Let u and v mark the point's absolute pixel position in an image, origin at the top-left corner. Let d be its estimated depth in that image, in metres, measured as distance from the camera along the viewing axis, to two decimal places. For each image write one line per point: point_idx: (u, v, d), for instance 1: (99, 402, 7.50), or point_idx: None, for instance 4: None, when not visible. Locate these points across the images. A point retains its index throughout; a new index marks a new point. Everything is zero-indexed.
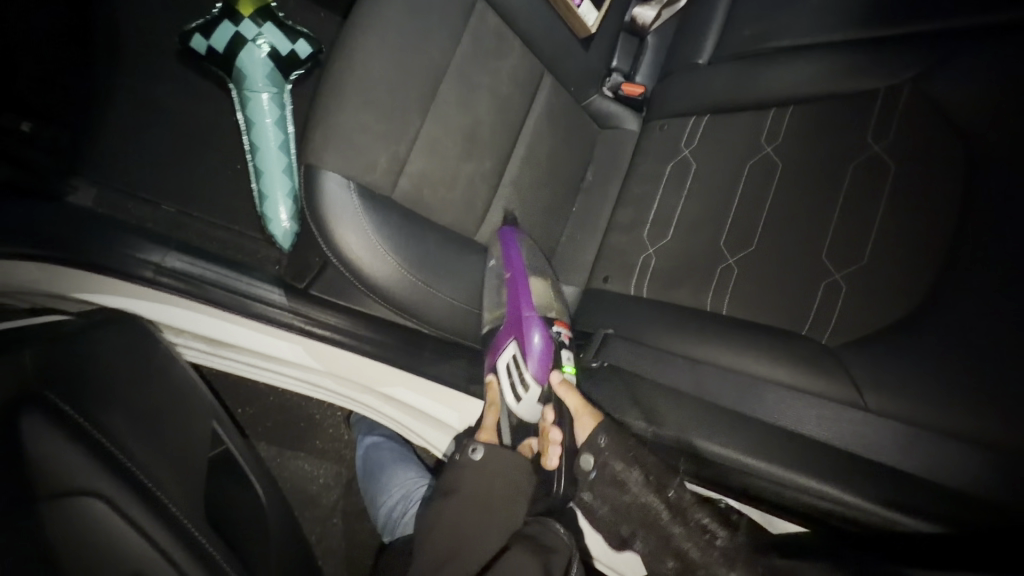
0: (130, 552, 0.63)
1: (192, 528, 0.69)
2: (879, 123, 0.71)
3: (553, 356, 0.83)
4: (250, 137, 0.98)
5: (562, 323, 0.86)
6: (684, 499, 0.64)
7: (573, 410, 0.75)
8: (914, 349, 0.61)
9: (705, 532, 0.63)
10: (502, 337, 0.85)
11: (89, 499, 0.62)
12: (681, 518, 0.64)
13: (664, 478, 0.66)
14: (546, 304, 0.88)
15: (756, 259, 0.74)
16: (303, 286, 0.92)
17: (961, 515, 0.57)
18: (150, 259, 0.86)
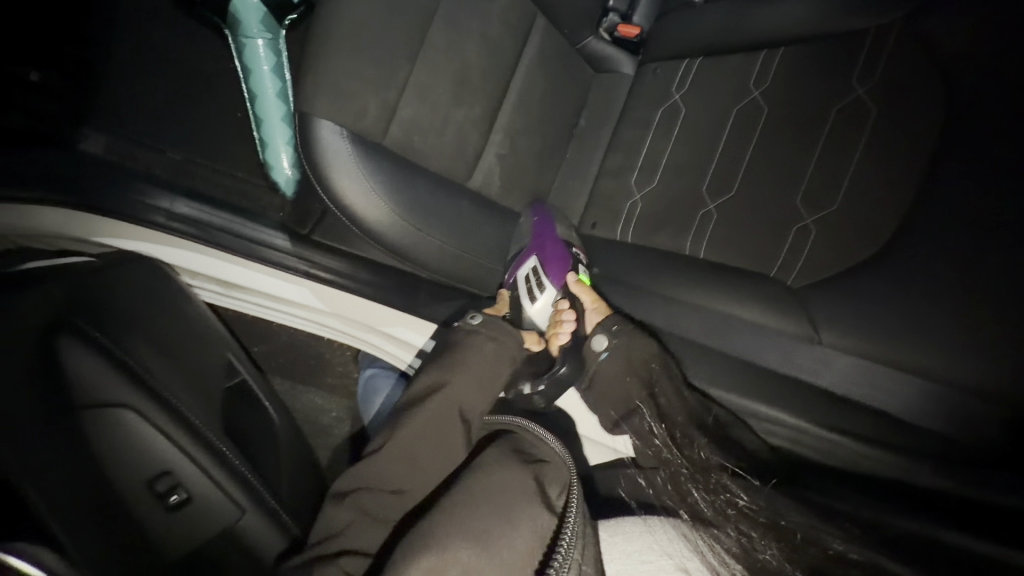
0: (161, 456, 0.73)
1: (212, 438, 0.77)
2: (864, 65, 0.70)
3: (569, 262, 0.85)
4: (248, 84, 1.00)
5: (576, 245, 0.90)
6: (705, 459, 0.57)
7: (591, 304, 0.78)
8: (874, 288, 0.64)
9: (725, 491, 0.52)
10: (523, 256, 0.86)
11: (117, 408, 0.71)
12: (700, 477, 0.55)
13: (686, 436, 0.61)
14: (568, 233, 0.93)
15: (733, 204, 0.77)
16: (304, 232, 0.99)
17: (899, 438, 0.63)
18: (159, 206, 0.92)
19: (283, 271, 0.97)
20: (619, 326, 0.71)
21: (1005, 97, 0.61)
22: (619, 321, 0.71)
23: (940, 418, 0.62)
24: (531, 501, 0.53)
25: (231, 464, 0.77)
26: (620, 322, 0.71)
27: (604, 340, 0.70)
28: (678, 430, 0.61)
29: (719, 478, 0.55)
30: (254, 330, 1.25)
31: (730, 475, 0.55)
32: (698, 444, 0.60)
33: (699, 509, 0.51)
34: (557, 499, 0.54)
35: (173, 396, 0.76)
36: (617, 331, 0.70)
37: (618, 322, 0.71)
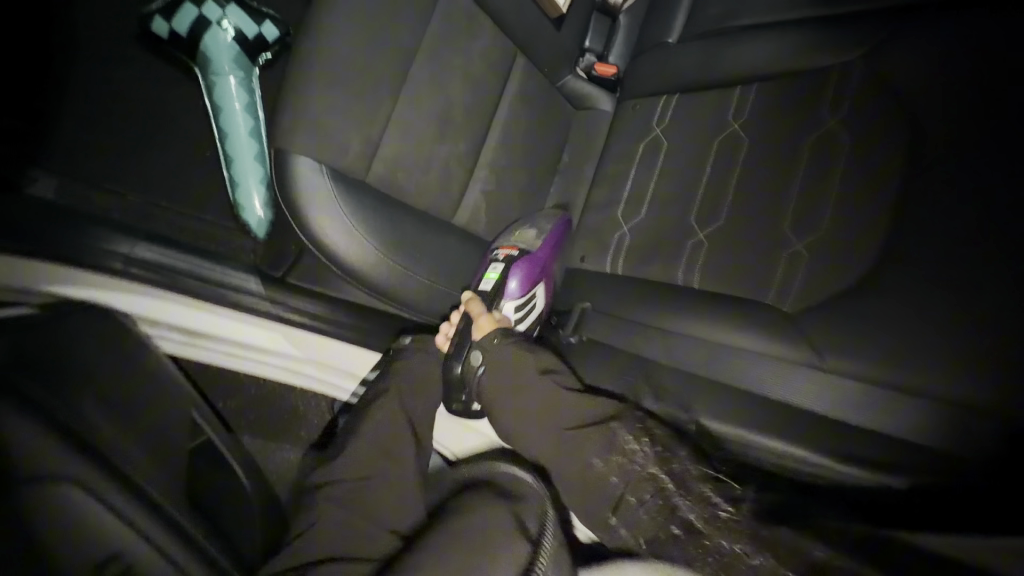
0: (130, 558, 0.58)
1: (183, 521, 0.64)
2: (843, 95, 0.73)
3: (485, 267, 0.85)
4: (218, 122, 0.96)
5: (508, 245, 0.87)
6: (689, 471, 0.53)
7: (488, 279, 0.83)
8: (878, 315, 0.63)
9: (708, 504, 0.50)
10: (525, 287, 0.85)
11: (88, 502, 0.57)
12: (685, 491, 0.52)
13: (668, 450, 0.56)
14: (521, 238, 0.89)
15: (726, 232, 0.76)
16: (277, 275, 0.92)
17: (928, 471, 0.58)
18: (117, 252, 0.86)
19: (254, 315, 0.91)
20: (496, 342, 0.69)
21: (989, 119, 0.61)
22: (500, 333, 0.71)
23: None
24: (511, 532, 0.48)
25: (205, 551, 0.64)
26: (504, 335, 0.71)
27: (479, 356, 0.69)
28: (660, 445, 0.56)
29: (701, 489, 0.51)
30: (219, 381, 1.16)
31: (715, 487, 0.52)
32: (679, 455, 0.55)
33: (687, 521, 0.49)
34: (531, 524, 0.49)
35: (136, 476, 0.63)
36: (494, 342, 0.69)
37: (499, 336, 0.70)
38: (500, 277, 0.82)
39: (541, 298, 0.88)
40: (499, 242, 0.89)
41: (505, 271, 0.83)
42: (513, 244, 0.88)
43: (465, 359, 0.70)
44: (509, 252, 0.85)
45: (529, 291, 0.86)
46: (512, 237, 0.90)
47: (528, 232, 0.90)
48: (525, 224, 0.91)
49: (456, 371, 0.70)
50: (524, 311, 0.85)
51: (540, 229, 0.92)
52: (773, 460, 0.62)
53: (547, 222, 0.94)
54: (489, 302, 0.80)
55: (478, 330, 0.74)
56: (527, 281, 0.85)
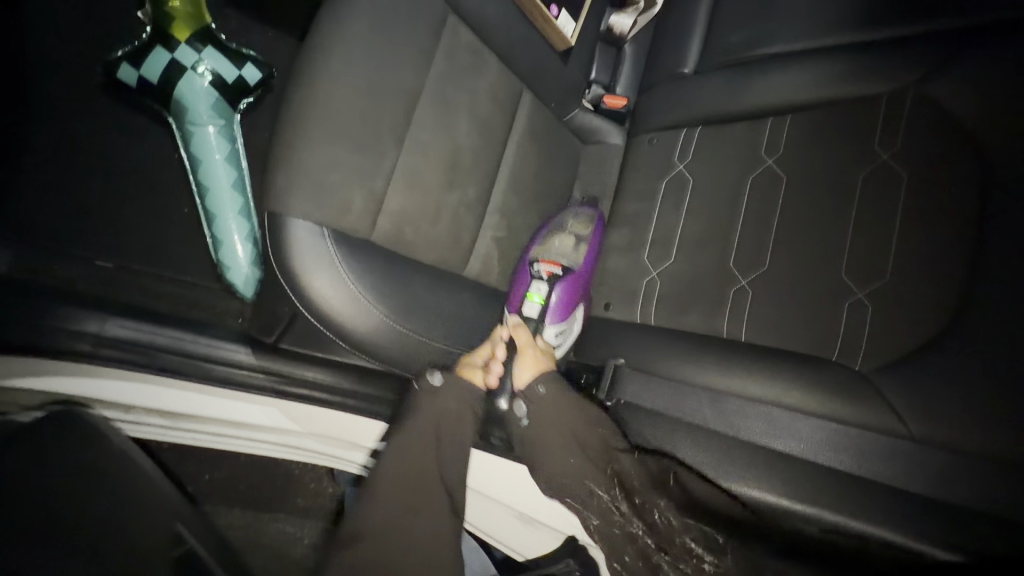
0: None
1: None
2: (885, 129, 0.68)
3: (526, 283, 0.81)
4: (197, 176, 0.87)
5: (551, 259, 0.82)
6: (669, 522, 0.60)
7: (519, 360, 0.74)
8: (951, 370, 0.58)
9: (693, 557, 0.58)
10: (561, 312, 0.80)
11: None
12: (666, 548, 0.59)
13: (646, 498, 0.61)
14: (561, 253, 0.84)
15: (770, 277, 0.70)
16: (272, 342, 0.82)
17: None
18: (84, 331, 0.73)
19: (250, 391, 0.80)
20: (543, 394, 0.70)
21: None
22: (544, 382, 0.71)
23: None
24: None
25: None
26: (548, 382, 0.71)
27: (524, 408, 0.71)
28: (637, 495, 0.61)
29: (684, 541, 0.59)
30: (204, 454, 1.04)
31: (696, 539, 0.59)
32: (659, 505, 0.60)
33: None
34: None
35: None
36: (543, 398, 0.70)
37: (545, 385, 0.71)
38: (545, 299, 0.79)
39: (580, 320, 0.84)
40: (538, 249, 0.84)
41: (548, 289, 0.79)
42: (556, 258, 0.83)
43: (512, 404, 0.72)
44: (552, 269, 0.81)
45: (568, 317, 0.82)
46: (551, 242, 0.85)
47: (569, 237, 0.86)
48: (562, 228, 0.87)
49: (501, 404, 0.75)
50: (562, 336, 0.81)
51: (577, 229, 0.88)
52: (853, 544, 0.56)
53: (581, 218, 0.89)
54: (534, 324, 0.78)
55: (523, 364, 0.74)
56: (565, 307, 0.81)
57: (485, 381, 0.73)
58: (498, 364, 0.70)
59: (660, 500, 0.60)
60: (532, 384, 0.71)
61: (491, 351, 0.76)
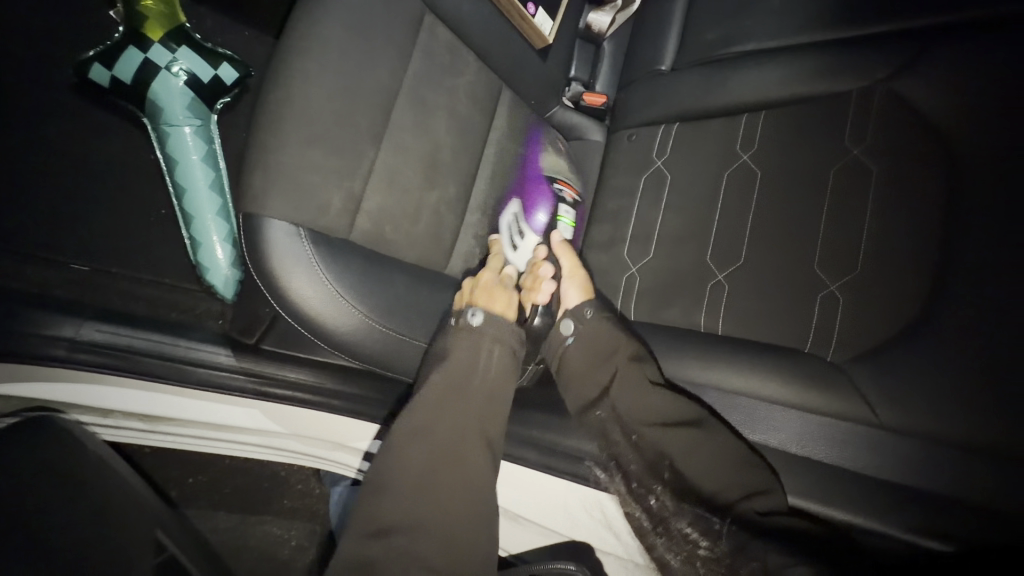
0: None
1: None
2: (856, 124, 0.70)
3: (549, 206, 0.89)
4: (174, 177, 0.86)
5: (567, 181, 0.90)
6: (664, 508, 0.62)
7: (568, 270, 0.76)
8: (919, 359, 0.59)
9: (688, 543, 0.60)
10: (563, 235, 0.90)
11: None
12: (662, 529, 0.62)
13: (643, 484, 0.64)
14: (560, 167, 0.92)
15: (745, 271, 0.71)
16: (252, 342, 0.81)
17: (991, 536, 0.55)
18: (60, 336, 0.72)
19: (230, 394, 0.79)
20: (590, 318, 0.69)
21: (1001, 154, 0.61)
22: (590, 306, 0.70)
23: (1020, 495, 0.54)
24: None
25: None
26: (594, 307, 0.70)
27: (571, 327, 0.69)
28: (634, 480, 0.64)
29: (678, 526, 0.61)
30: (186, 458, 1.03)
31: (691, 523, 0.60)
32: (656, 492, 0.63)
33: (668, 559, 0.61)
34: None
35: None
36: (586, 322, 0.69)
37: (590, 309, 0.70)
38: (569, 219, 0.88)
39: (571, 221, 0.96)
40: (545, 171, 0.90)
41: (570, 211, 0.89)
42: (567, 180, 0.90)
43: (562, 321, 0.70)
44: (573, 194, 0.89)
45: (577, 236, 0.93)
46: (552, 163, 0.92)
47: (555, 155, 0.93)
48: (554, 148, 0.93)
49: (535, 325, 0.71)
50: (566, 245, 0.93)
51: (562, 147, 0.95)
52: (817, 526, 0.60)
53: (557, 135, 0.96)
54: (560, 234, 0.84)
55: (569, 279, 0.75)
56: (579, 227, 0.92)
57: (532, 301, 0.71)
58: (510, 362, 0.63)
59: (657, 487, 0.63)
60: (579, 305, 0.70)
61: (537, 276, 0.72)
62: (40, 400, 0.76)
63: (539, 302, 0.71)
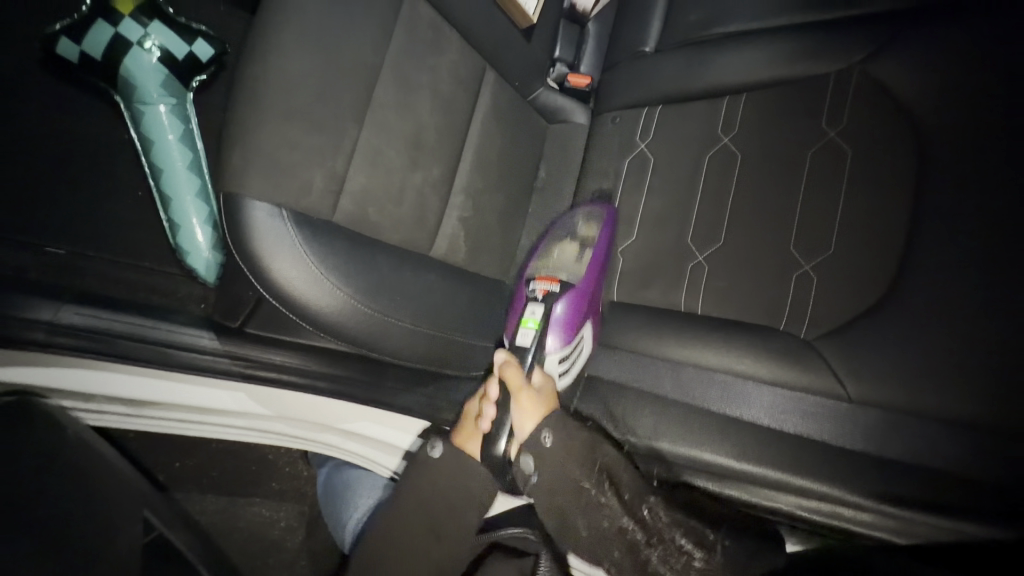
0: None
1: None
2: (832, 108, 0.71)
3: (523, 306, 0.75)
4: (150, 158, 0.84)
5: (548, 277, 0.75)
6: (658, 520, 0.63)
7: (522, 391, 0.67)
8: (886, 333, 0.62)
9: (682, 554, 0.62)
10: (579, 316, 0.73)
11: None
12: (658, 541, 0.63)
13: (635, 495, 0.64)
14: (559, 265, 0.79)
15: (724, 251, 0.73)
16: (236, 326, 0.79)
17: (957, 501, 0.57)
18: (35, 319, 0.70)
19: (214, 375, 0.79)
20: (550, 449, 0.64)
21: (970, 136, 0.63)
22: (549, 431, 0.65)
23: (979, 462, 0.57)
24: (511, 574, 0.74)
25: None
26: (552, 431, 0.65)
27: (531, 463, 0.64)
28: (626, 492, 0.64)
29: (676, 537, 0.63)
30: (171, 442, 1.03)
31: (684, 532, 0.63)
32: (651, 502, 0.63)
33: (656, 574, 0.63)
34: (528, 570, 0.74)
35: None
36: (547, 452, 0.64)
37: (549, 435, 0.64)
38: (543, 320, 0.72)
39: (588, 343, 0.75)
40: (536, 269, 0.79)
41: (547, 308, 0.72)
42: (554, 274, 0.76)
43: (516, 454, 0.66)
44: (549, 287, 0.74)
45: (575, 337, 0.73)
46: (552, 255, 0.81)
47: (570, 246, 0.81)
48: (568, 236, 0.82)
49: (500, 451, 0.67)
50: (567, 364, 0.73)
51: (579, 230, 0.83)
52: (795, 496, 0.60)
53: (592, 219, 0.83)
54: (529, 355, 0.71)
55: (517, 408, 0.67)
56: (570, 326, 0.72)
57: (481, 432, 0.69)
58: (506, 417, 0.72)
59: (651, 497, 0.64)
60: (537, 432, 0.65)
61: (482, 404, 0.69)
62: (20, 384, 0.74)
63: (484, 426, 0.68)
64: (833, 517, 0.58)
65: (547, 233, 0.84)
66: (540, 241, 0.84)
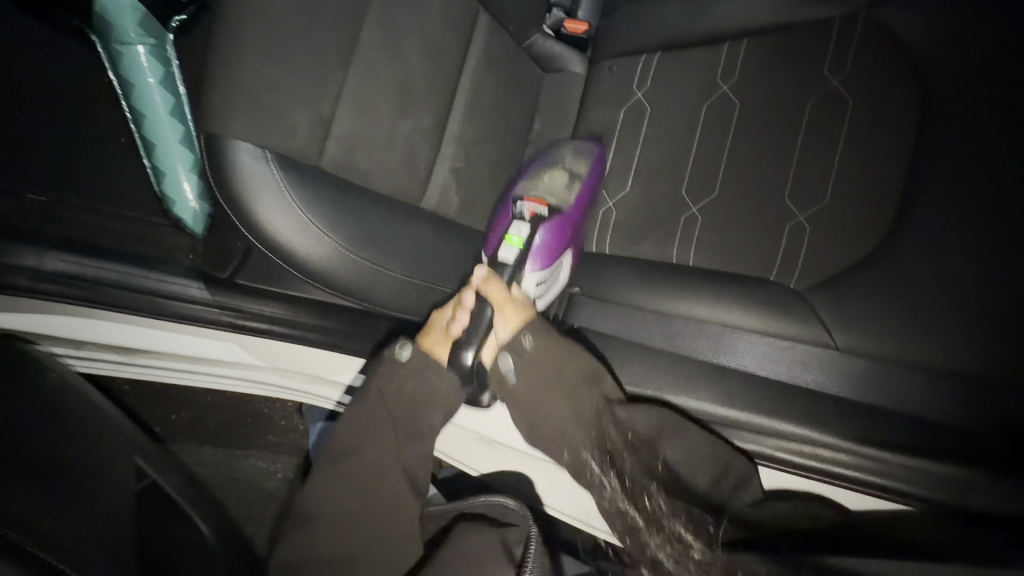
0: None
1: None
2: (836, 54, 0.69)
3: (506, 224, 0.71)
4: (131, 102, 0.80)
5: (535, 197, 0.71)
6: (659, 506, 0.59)
7: (497, 305, 0.65)
8: (876, 284, 0.62)
9: (680, 543, 0.56)
10: (562, 242, 0.73)
11: None
12: (656, 525, 0.57)
13: (636, 478, 0.60)
14: (549, 190, 0.74)
15: (719, 202, 0.72)
16: (227, 276, 0.78)
17: (928, 445, 0.59)
18: (21, 265, 0.70)
19: (207, 326, 0.79)
20: (531, 349, 0.64)
21: (972, 84, 0.62)
22: (529, 333, 0.65)
23: (956, 407, 0.59)
24: (496, 556, 0.59)
25: None
26: (534, 333, 0.65)
27: (507, 364, 0.65)
28: (627, 477, 0.60)
29: (672, 522, 0.57)
30: (167, 393, 1.04)
31: (682, 521, 0.58)
32: (650, 490, 0.59)
33: (658, 561, 0.56)
34: (515, 544, 0.60)
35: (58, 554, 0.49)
36: (525, 352, 0.64)
37: (529, 337, 0.65)
38: (526, 241, 0.68)
39: (563, 270, 0.76)
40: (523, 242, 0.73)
41: (531, 231, 0.68)
42: (541, 197, 0.72)
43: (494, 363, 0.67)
44: (537, 208, 0.70)
45: (553, 264, 0.72)
46: (538, 181, 0.75)
47: (560, 172, 0.76)
48: (559, 162, 0.77)
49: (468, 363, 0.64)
50: (545, 286, 0.73)
51: (564, 157, 0.78)
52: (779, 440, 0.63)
53: (581, 156, 0.79)
54: (509, 270, 0.67)
55: (500, 318, 0.65)
56: (550, 252, 0.71)
57: (453, 336, 0.65)
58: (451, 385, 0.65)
59: (650, 484, 0.60)
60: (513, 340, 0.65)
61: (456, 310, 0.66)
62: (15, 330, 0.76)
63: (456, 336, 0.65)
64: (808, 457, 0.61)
65: (537, 160, 0.80)
66: (529, 167, 0.80)
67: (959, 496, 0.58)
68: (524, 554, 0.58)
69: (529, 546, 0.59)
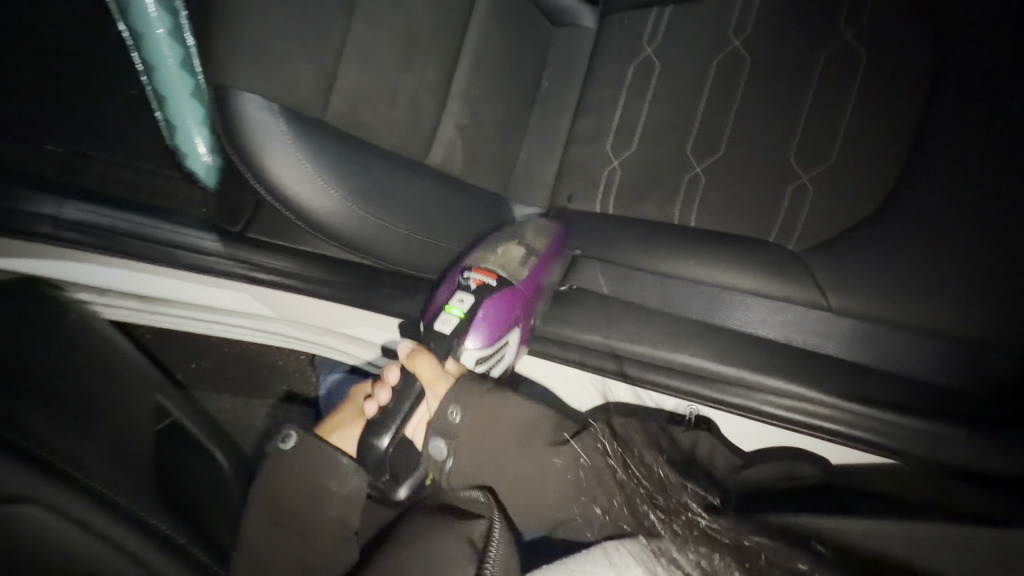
0: (76, 554, 0.51)
1: (148, 516, 0.56)
2: (852, 7, 0.67)
3: (448, 295, 0.69)
4: (142, 53, 0.78)
5: (485, 268, 0.70)
6: (665, 477, 0.52)
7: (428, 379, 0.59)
8: (874, 246, 0.62)
9: (684, 510, 0.48)
10: (509, 323, 0.69)
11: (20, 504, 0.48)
12: (659, 494, 0.49)
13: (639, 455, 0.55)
14: (504, 259, 0.72)
15: (724, 163, 0.71)
16: (237, 230, 0.82)
17: (916, 403, 0.62)
18: (43, 213, 0.74)
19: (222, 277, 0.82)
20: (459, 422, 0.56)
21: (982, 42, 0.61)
22: (456, 405, 0.57)
23: (941, 368, 0.61)
24: (455, 551, 0.48)
25: (172, 540, 0.57)
26: (463, 407, 0.56)
27: (440, 448, 0.56)
28: (632, 446, 0.57)
29: (677, 493, 0.50)
30: (186, 343, 1.09)
31: (691, 493, 0.51)
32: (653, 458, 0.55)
33: (656, 530, 0.46)
34: (479, 536, 0.49)
35: (92, 476, 0.53)
36: (458, 433, 0.56)
37: (457, 411, 0.56)
38: (467, 313, 0.66)
39: (512, 348, 0.71)
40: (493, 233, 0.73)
41: (474, 303, 0.67)
42: (492, 267, 0.70)
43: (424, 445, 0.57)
44: (485, 279, 0.69)
45: (498, 340, 0.68)
46: (495, 248, 0.73)
47: (516, 248, 0.74)
48: (516, 237, 0.75)
49: (382, 449, 0.55)
50: (488, 360, 0.68)
51: (528, 229, 0.77)
52: (787, 401, 0.65)
53: (541, 232, 0.77)
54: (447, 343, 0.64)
55: (432, 398, 0.59)
56: (496, 327, 0.67)
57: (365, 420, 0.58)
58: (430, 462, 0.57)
59: (654, 455, 0.56)
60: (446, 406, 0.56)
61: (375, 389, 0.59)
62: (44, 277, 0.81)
63: (371, 414, 0.57)
64: (803, 415, 0.64)
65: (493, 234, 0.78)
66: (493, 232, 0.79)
67: (937, 450, 0.61)
68: (484, 550, 0.48)
69: (492, 536, 0.49)
